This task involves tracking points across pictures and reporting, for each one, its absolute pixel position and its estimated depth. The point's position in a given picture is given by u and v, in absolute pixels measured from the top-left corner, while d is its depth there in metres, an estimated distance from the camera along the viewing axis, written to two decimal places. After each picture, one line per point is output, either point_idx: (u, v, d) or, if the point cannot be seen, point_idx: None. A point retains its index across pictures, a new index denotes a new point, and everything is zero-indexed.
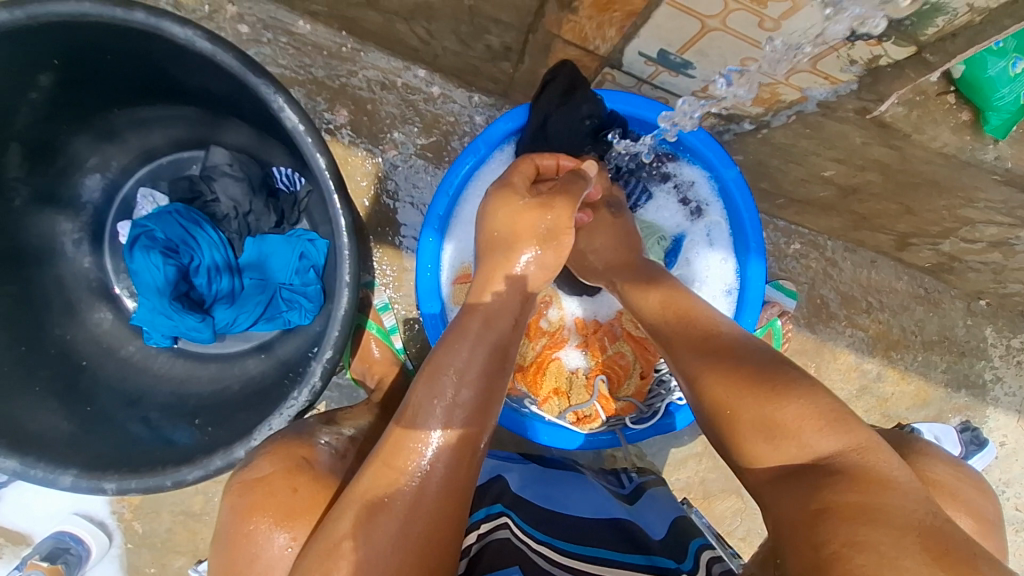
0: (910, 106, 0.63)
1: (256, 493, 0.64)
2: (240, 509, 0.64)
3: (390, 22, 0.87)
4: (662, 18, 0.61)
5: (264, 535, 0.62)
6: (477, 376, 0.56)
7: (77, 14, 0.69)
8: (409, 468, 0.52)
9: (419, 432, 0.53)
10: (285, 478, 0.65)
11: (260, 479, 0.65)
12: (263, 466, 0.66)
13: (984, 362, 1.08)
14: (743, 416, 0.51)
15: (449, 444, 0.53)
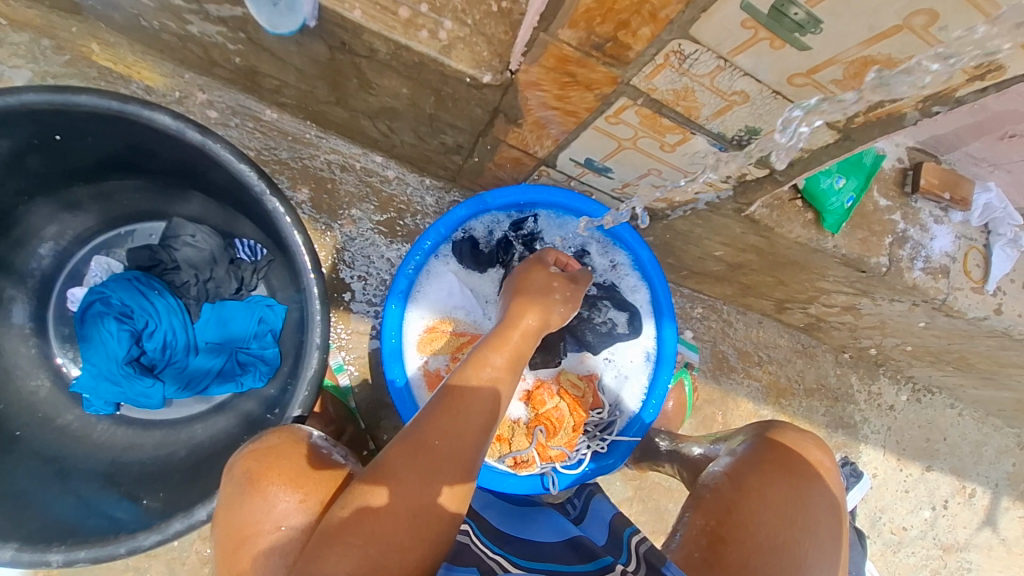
0: (771, 208, 0.83)
1: (271, 458, 0.74)
2: (252, 473, 0.72)
3: (355, 118, 0.99)
4: (589, 137, 0.77)
5: (274, 493, 0.70)
6: (485, 407, 0.70)
7: (72, 103, 0.74)
8: (415, 470, 0.65)
9: (424, 440, 0.67)
10: (294, 448, 0.76)
11: (270, 447, 0.76)
12: (273, 438, 0.77)
13: (853, 405, 1.44)
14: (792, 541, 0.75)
15: (456, 452, 0.67)
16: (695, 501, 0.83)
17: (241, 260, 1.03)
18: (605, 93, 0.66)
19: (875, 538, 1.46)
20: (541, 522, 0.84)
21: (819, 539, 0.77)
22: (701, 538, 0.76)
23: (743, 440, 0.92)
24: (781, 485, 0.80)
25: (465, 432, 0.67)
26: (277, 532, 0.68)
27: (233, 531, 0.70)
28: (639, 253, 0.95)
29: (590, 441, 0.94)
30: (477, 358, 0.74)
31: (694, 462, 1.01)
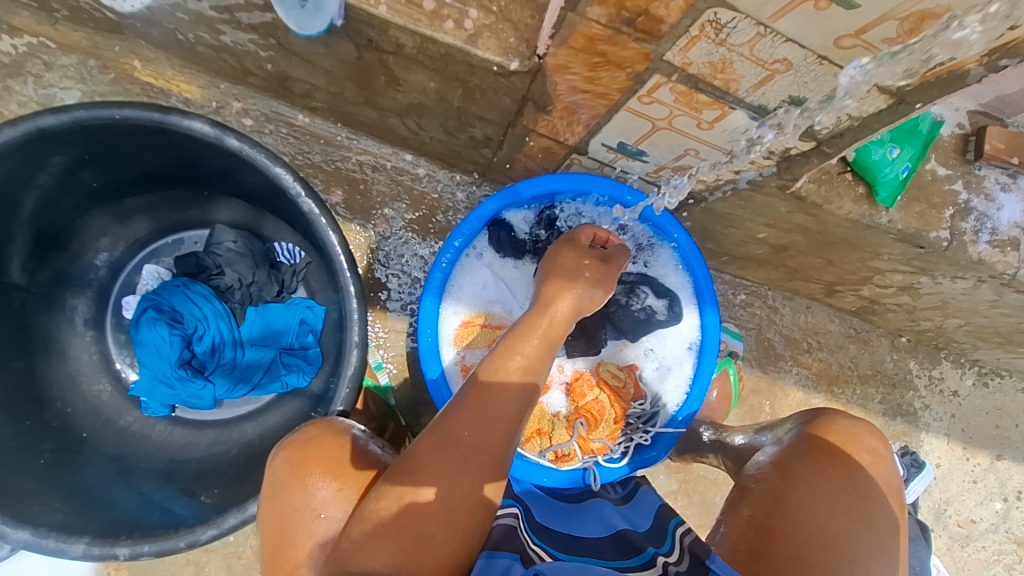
0: (819, 182, 0.78)
1: (308, 448, 0.75)
2: (293, 463, 0.74)
3: (384, 117, 1.00)
4: (622, 119, 0.75)
5: (314, 482, 0.72)
6: (513, 400, 0.68)
7: (118, 117, 0.76)
8: (444, 461, 0.64)
9: (453, 430, 0.66)
10: (332, 438, 0.77)
11: (310, 439, 0.76)
12: (312, 429, 0.78)
13: (912, 392, 1.36)
14: (844, 540, 0.71)
15: (485, 447, 0.65)
16: (738, 492, 0.81)
17: (280, 263, 1.05)
18: (637, 72, 0.64)
19: (941, 533, 1.37)
20: (587, 509, 0.79)
21: (876, 531, 0.73)
22: (748, 529, 0.75)
23: (792, 427, 0.87)
24: (835, 479, 0.75)
25: (492, 426, 0.66)
26: (318, 519, 0.70)
27: (276, 516, 0.72)
28: (677, 238, 0.92)
29: (632, 434, 0.92)
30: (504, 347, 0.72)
31: (737, 450, 0.97)
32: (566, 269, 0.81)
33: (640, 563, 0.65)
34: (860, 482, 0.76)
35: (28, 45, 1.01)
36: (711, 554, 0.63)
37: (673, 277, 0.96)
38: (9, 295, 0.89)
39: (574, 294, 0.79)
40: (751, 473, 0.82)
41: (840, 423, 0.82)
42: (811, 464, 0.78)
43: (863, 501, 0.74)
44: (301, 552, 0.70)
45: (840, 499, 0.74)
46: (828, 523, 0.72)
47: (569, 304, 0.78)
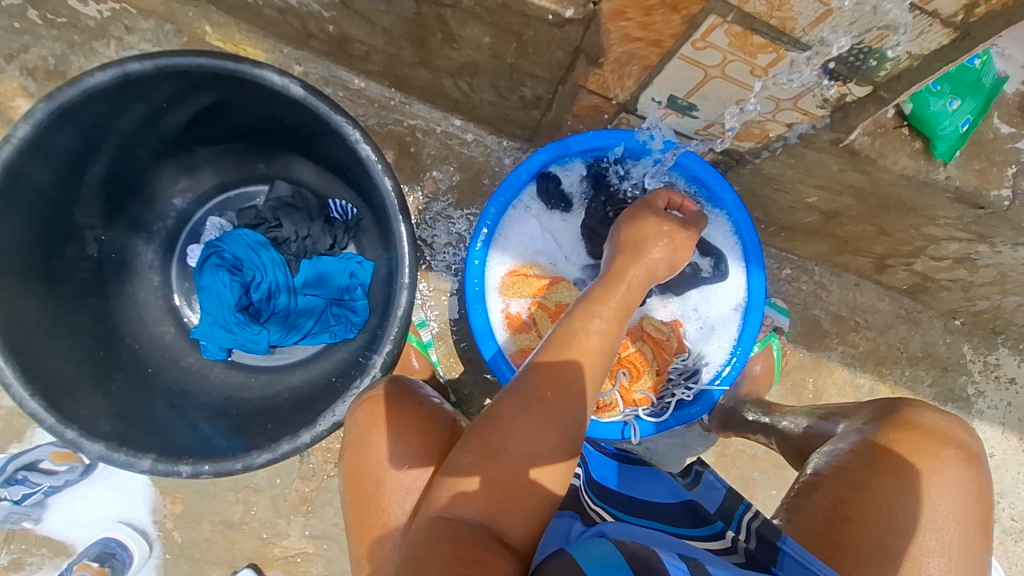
0: (873, 136, 0.77)
1: (388, 403, 0.82)
2: (375, 418, 0.81)
3: (437, 79, 1.03)
4: (673, 69, 0.76)
5: (393, 436, 0.79)
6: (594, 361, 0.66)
7: (195, 65, 0.81)
8: (529, 417, 0.63)
9: (538, 388, 0.64)
10: (409, 396, 0.83)
11: (389, 395, 0.83)
12: (389, 387, 0.84)
13: (966, 376, 1.31)
14: (927, 539, 0.68)
15: (569, 406, 0.64)
16: (812, 478, 0.78)
17: (334, 219, 1.10)
18: (692, 14, 0.65)
19: (993, 526, 1.32)
20: (650, 481, 0.82)
21: (966, 529, 0.69)
22: (821, 513, 0.72)
23: (869, 416, 0.82)
24: (923, 477, 0.71)
25: (575, 386, 0.65)
26: (400, 469, 0.77)
27: (361, 465, 0.79)
28: (723, 197, 0.92)
29: (673, 390, 0.93)
30: (583, 309, 0.69)
31: (799, 438, 0.94)
32: (645, 233, 0.77)
33: (710, 536, 0.68)
34: (953, 482, 0.71)
35: (112, 10, 1.09)
36: (783, 536, 0.65)
37: (721, 235, 0.96)
38: (89, 236, 0.96)
39: (649, 259, 0.76)
40: (825, 457, 0.79)
41: (928, 413, 0.78)
42: (896, 458, 0.73)
43: (954, 503, 0.70)
44: (386, 496, 0.76)
45: (927, 498, 0.70)
46: (910, 521, 0.69)
47: (646, 269, 0.75)
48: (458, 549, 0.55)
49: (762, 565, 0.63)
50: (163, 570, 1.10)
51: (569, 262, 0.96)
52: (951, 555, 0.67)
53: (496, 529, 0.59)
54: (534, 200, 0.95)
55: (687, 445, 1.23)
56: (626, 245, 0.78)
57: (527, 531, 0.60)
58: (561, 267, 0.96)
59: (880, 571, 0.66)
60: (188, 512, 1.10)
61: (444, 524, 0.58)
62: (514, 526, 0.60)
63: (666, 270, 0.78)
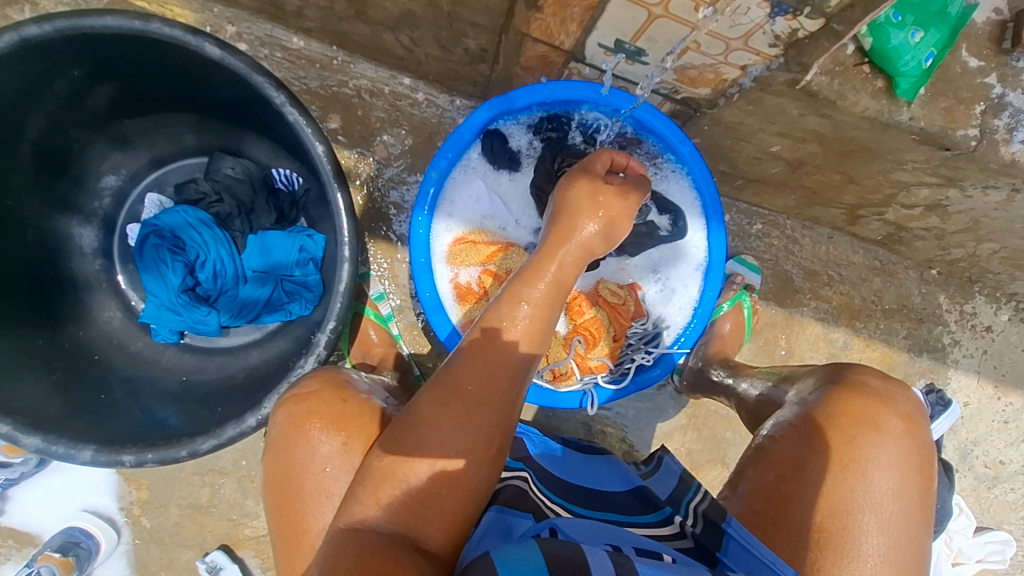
0: (831, 75, 0.72)
1: (310, 401, 0.72)
2: (294, 419, 0.71)
3: (377, 33, 0.97)
4: (615, 10, 0.70)
5: (317, 436, 0.69)
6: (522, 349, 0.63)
7: (99, 26, 0.75)
8: (447, 415, 0.59)
9: (455, 386, 0.60)
10: (334, 392, 0.73)
11: (311, 392, 0.73)
12: (313, 384, 0.74)
13: (941, 327, 1.29)
14: (868, 517, 0.65)
15: (494, 399, 0.61)
16: (756, 451, 0.77)
17: (279, 190, 1.04)
18: None
19: (968, 475, 1.32)
20: (605, 474, 0.83)
21: (907, 504, 0.67)
22: (763, 492, 0.72)
23: (815, 385, 0.78)
24: (864, 450, 0.68)
25: (499, 377, 0.61)
26: (324, 472, 0.68)
27: (282, 471, 0.69)
28: (680, 149, 0.87)
29: (633, 355, 0.90)
30: (508, 295, 0.66)
31: (752, 403, 0.93)
32: (578, 210, 0.72)
33: (660, 522, 0.69)
34: (896, 455, 0.68)
35: None
36: (727, 518, 0.66)
37: (678, 188, 0.91)
38: (16, 219, 0.91)
39: (583, 234, 0.71)
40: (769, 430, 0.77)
41: (877, 380, 0.75)
42: (838, 432, 0.70)
43: (897, 479, 0.67)
44: (309, 505, 0.67)
45: (868, 474, 0.67)
46: (850, 498, 0.67)
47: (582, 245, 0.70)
48: (364, 563, 0.52)
49: (708, 550, 0.65)
50: (134, 555, 1.09)
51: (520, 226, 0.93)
52: (893, 532, 0.65)
53: (412, 537, 0.56)
54: (480, 161, 0.90)
55: (658, 409, 1.22)
56: (560, 223, 0.72)
57: (447, 537, 0.58)
58: (511, 231, 0.92)
59: (821, 553, 0.65)
60: (154, 497, 1.08)
61: (356, 535, 0.56)
62: (433, 531, 0.57)
63: (603, 245, 0.73)
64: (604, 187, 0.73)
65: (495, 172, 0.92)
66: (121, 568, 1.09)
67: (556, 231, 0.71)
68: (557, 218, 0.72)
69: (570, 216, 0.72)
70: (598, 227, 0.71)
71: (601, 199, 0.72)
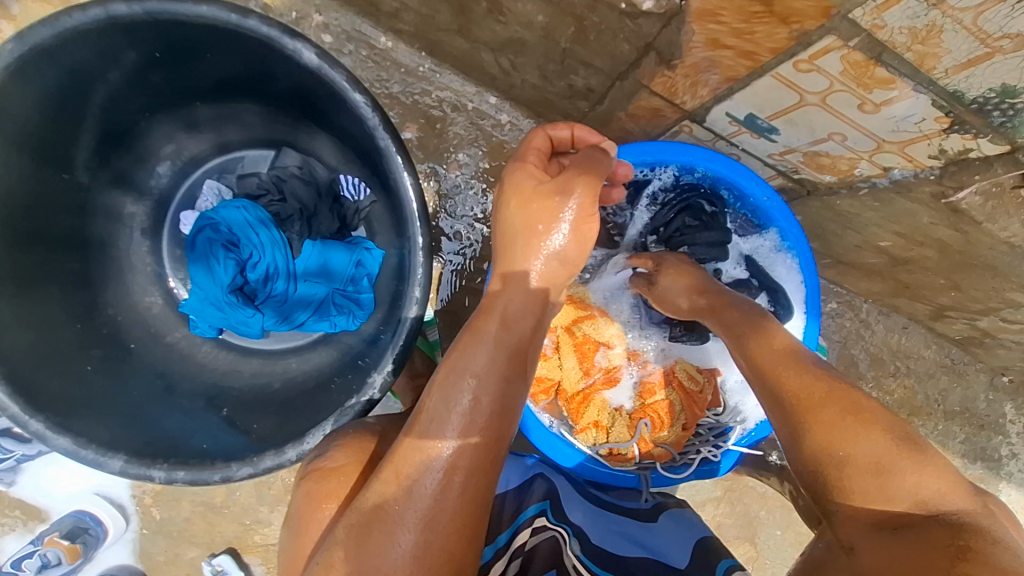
0: (986, 197, 0.63)
1: (330, 480, 0.65)
2: (312, 499, 0.65)
3: (476, 51, 0.89)
4: (762, 88, 0.63)
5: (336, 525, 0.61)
6: (499, 373, 0.53)
7: (192, 15, 0.68)
8: (421, 476, 0.49)
9: (429, 441, 0.50)
10: (359, 470, 0.66)
11: (334, 469, 0.66)
12: (338, 457, 0.67)
13: (1001, 437, 1.22)
14: None
15: (464, 425, 0.50)
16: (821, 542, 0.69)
17: (345, 198, 0.98)
18: (806, 30, 0.52)
19: None
20: (616, 529, 0.76)
21: None
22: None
23: None
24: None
25: (467, 409, 0.51)
26: None
27: (293, 555, 0.62)
28: (784, 229, 0.81)
29: (699, 446, 0.84)
30: (473, 329, 0.55)
31: None
32: (547, 198, 0.57)
33: None
34: None
35: None
36: None
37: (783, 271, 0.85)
38: (69, 193, 0.85)
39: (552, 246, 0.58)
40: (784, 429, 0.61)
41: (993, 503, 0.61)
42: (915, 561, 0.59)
43: None
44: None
45: None
46: None
47: (563, 264, 0.59)
48: None
49: None
50: (139, 544, 1.05)
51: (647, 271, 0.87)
52: None
53: None
54: None
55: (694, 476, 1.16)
56: (517, 219, 0.58)
57: None
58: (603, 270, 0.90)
59: None
60: (168, 490, 1.04)
61: None
62: None
63: (565, 266, 0.59)
64: (557, 206, 0.57)
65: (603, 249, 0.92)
66: (124, 555, 1.06)
67: (513, 219, 0.58)
68: (504, 203, 0.60)
69: (554, 200, 0.57)
70: (567, 203, 0.57)
71: (539, 227, 0.57)
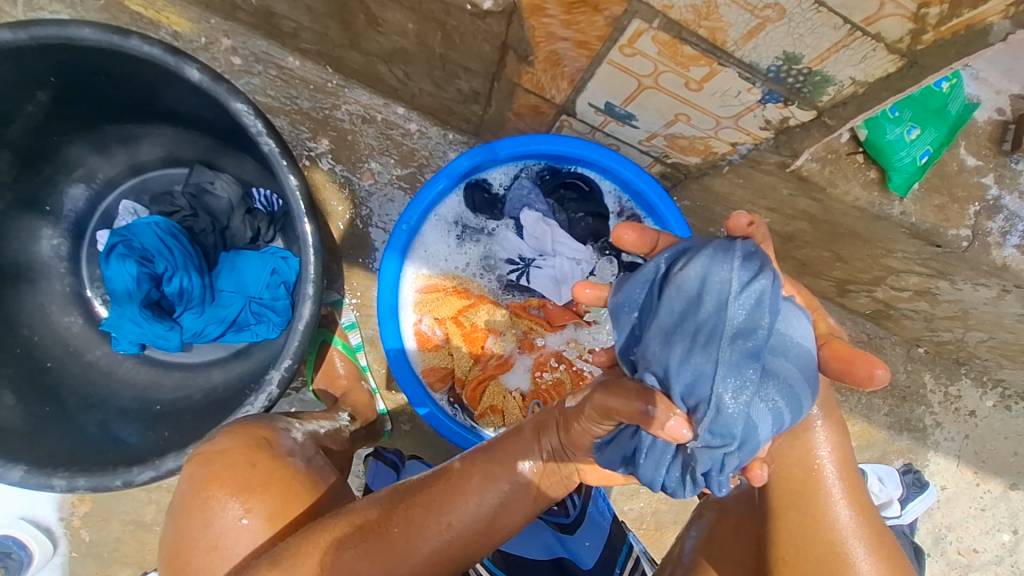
0: (823, 162, 0.70)
1: (216, 465, 0.67)
2: (196, 482, 0.67)
3: (371, 63, 0.94)
4: (605, 75, 0.68)
5: (219, 502, 0.65)
6: (516, 507, 0.63)
7: (78, 39, 0.72)
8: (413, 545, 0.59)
9: (437, 517, 0.60)
10: (245, 454, 0.68)
11: (219, 454, 0.68)
12: (225, 442, 0.69)
13: (924, 407, 1.26)
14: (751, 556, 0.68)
15: (465, 518, 0.61)
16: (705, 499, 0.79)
17: (257, 210, 1.02)
18: (615, 16, 0.56)
19: (942, 564, 1.28)
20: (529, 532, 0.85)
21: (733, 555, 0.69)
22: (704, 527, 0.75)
23: None
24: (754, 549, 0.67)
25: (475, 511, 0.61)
26: (213, 549, 0.65)
27: (176, 537, 0.66)
28: (664, 213, 0.83)
29: None
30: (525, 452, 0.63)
31: None
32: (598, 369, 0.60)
33: None
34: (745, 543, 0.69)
35: None
36: None
37: None
38: None
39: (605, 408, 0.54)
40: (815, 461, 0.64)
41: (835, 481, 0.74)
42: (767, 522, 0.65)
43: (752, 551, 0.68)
44: None
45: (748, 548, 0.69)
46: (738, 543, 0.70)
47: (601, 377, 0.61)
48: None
49: None
50: (70, 568, 1.05)
51: (536, 247, 0.89)
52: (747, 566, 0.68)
53: None
54: (445, 211, 0.88)
55: None
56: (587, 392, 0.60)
57: None
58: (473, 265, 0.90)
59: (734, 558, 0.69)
60: (96, 510, 1.05)
61: None
62: None
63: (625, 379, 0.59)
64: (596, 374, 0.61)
65: (491, 228, 0.90)
66: None
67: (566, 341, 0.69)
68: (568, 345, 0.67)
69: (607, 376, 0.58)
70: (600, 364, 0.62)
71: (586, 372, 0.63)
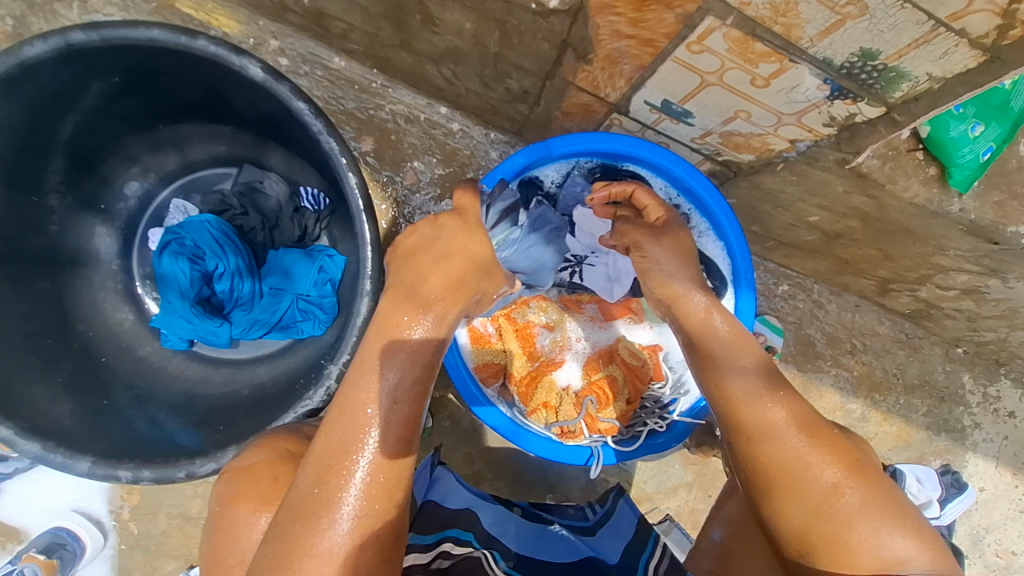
0: (883, 159, 0.70)
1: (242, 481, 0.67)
2: (224, 496, 0.66)
3: (420, 64, 0.96)
4: (667, 72, 0.69)
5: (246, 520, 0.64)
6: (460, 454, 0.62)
7: (145, 39, 0.74)
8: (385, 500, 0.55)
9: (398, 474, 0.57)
10: (269, 469, 0.67)
11: (247, 468, 0.68)
12: (255, 455, 0.69)
13: (962, 408, 1.25)
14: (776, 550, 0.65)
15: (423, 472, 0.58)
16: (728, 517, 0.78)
17: (304, 209, 1.02)
18: (688, 13, 0.57)
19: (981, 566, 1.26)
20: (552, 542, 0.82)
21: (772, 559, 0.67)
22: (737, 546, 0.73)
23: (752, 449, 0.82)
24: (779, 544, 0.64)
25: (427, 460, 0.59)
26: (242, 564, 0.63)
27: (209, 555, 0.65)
28: (715, 210, 0.86)
29: (645, 419, 0.92)
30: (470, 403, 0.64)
31: None
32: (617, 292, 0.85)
33: None
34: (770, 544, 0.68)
35: None
36: None
37: (710, 245, 0.91)
38: (43, 218, 0.90)
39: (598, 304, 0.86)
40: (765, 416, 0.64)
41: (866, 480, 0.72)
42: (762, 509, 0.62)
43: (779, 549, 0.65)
44: None
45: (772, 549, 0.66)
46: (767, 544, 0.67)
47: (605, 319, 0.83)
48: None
49: None
50: (118, 560, 1.07)
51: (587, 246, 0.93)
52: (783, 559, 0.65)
53: None
54: None
55: (665, 463, 1.18)
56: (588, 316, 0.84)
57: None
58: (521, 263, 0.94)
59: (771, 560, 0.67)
60: (145, 504, 1.06)
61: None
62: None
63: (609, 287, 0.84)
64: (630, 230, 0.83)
65: None
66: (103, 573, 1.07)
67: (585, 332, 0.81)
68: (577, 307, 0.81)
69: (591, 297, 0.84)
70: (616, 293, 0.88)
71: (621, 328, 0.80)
